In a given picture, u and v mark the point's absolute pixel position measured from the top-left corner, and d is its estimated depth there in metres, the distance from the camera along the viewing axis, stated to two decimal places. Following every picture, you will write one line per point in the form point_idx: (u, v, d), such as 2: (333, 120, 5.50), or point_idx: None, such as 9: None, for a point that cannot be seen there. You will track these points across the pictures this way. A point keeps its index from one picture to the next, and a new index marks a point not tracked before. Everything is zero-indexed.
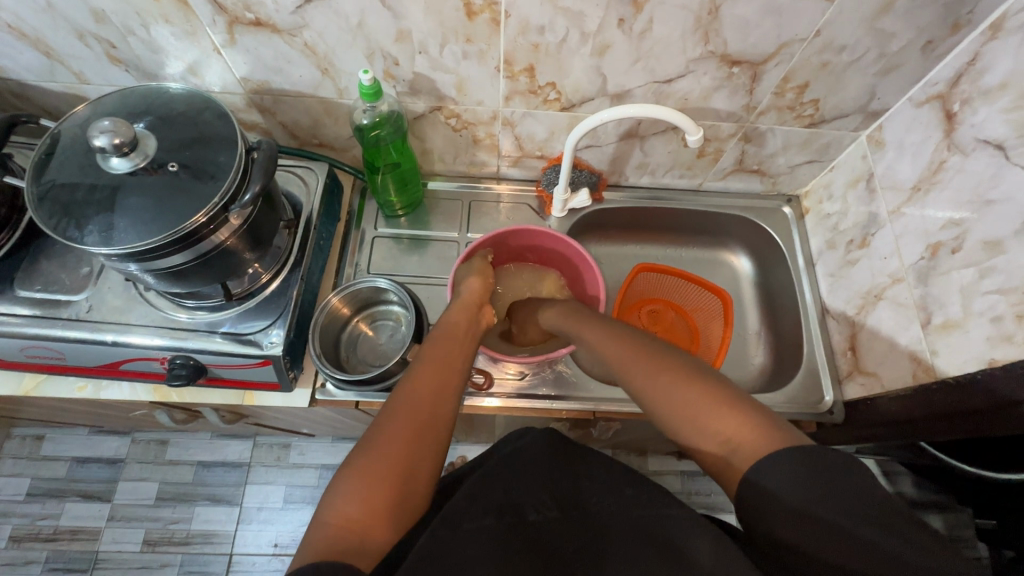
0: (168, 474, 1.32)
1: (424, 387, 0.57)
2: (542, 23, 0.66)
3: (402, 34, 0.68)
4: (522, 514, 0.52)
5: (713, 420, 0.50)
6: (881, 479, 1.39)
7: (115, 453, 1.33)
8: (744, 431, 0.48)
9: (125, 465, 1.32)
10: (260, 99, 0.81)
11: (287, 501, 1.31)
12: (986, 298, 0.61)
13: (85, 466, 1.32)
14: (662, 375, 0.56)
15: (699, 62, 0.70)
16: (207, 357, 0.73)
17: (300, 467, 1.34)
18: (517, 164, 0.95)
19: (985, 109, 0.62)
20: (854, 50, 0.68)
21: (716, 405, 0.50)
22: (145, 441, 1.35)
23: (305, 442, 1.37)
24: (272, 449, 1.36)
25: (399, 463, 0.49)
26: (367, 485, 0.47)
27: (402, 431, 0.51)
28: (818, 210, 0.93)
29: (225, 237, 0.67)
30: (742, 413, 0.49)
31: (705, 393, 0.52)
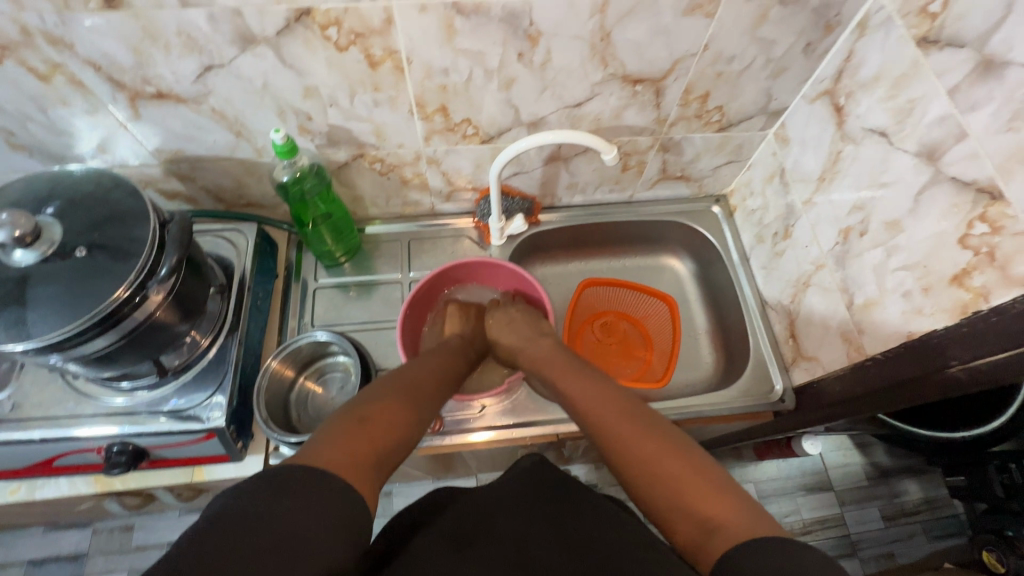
0: (135, 562, 1.25)
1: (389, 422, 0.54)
2: (445, 65, 0.67)
3: (309, 90, 0.68)
4: (524, 546, 0.49)
5: (688, 490, 0.49)
6: (855, 453, 1.43)
7: (74, 548, 1.25)
8: (725, 513, 0.46)
9: (86, 559, 1.25)
10: (178, 167, 0.80)
11: None
12: (896, 275, 0.64)
13: (43, 567, 1.23)
14: (645, 442, 0.55)
15: (602, 84, 0.73)
16: (146, 439, 0.70)
17: None
18: (451, 198, 0.96)
19: (866, 100, 0.66)
20: (742, 59, 0.72)
21: (698, 483, 0.49)
22: (106, 530, 1.27)
23: None
24: None
25: (376, 443, 0.51)
26: (359, 439, 0.50)
27: (364, 444, 0.49)
28: (744, 207, 0.97)
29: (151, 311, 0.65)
30: (722, 491, 0.48)
31: (686, 463, 0.51)
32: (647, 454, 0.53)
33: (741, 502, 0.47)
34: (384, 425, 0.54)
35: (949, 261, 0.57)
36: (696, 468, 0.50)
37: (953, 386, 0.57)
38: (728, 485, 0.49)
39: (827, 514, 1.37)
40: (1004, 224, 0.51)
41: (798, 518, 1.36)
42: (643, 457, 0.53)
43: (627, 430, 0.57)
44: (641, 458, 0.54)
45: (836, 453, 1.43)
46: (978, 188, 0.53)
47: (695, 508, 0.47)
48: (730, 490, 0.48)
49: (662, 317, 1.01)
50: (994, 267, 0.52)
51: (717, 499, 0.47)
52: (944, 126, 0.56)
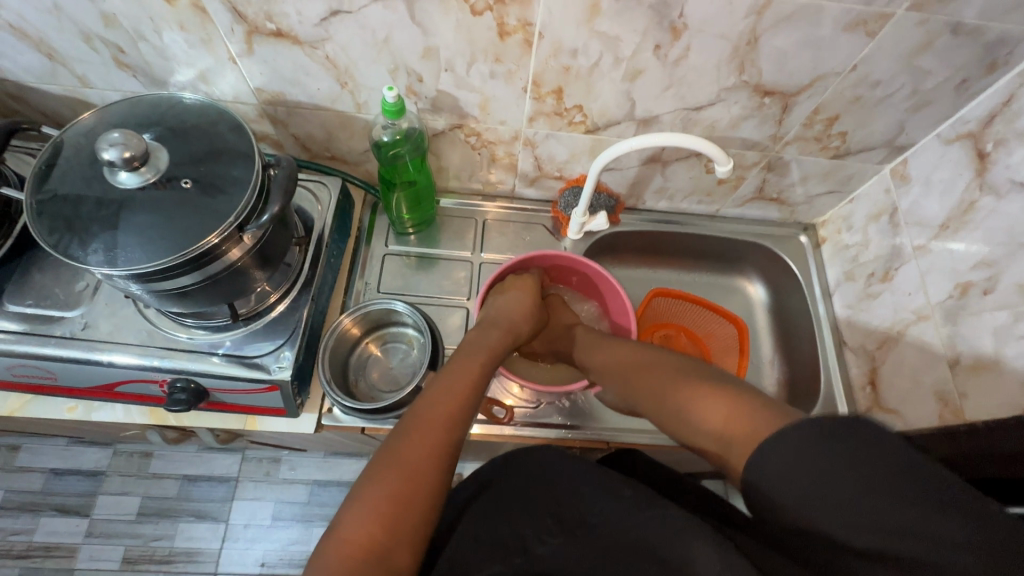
0: (151, 488, 1.26)
1: (426, 424, 0.54)
2: (576, 46, 0.64)
3: (429, 52, 0.65)
4: (530, 548, 0.53)
5: (713, 417, 0.48)
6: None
7: (95, 465, 1.27)
8: (738, 420, 0.46)
9: (105, 478, 1.26)
10: (273, 110, 0.78)
11: (275, 518, 1.26)
12: (1022, 343, 0.60)
13: (63, 478, 1.26)
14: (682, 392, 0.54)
15: (731, 91, 0.69)
16: (210, 381, 0.70)
17: (290, 482, 1.29)
18: (534, 184, 0.92)
19: (1022, 150, 0.61)
20: (887, 85, 0.67)
21: (725, 403, 0.48)
22: (127, 453, 1.29)
23: (296, 457, 1.32)
24: (261, 464, 1.31)
25: (407, 475, 0.50)
26: (381, 492, 0.48)
27: (393, 482, 0.49)
28: (836, 241, 0.93)
29: (237, 257, 0.63)
30: (747, 404, 0.47)
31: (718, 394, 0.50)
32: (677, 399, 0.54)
33: (758, 409, 0.46)
34: (415, 437, 0.53)
35: None
36: (716, 391, 0.51)
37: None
38: (742, 393, 0.49)
39: None
40: None
41: None
42: (678, 407, 0.53)
43: (666, 385, 0.57)
44: (676, 407, 0.54)
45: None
46: None
47: (721, 429, 0.47)
48: (743, 397, 0.48)
49: (727, 340, 0.97)
50: None
51: (729, 408, 0.48)
52: None
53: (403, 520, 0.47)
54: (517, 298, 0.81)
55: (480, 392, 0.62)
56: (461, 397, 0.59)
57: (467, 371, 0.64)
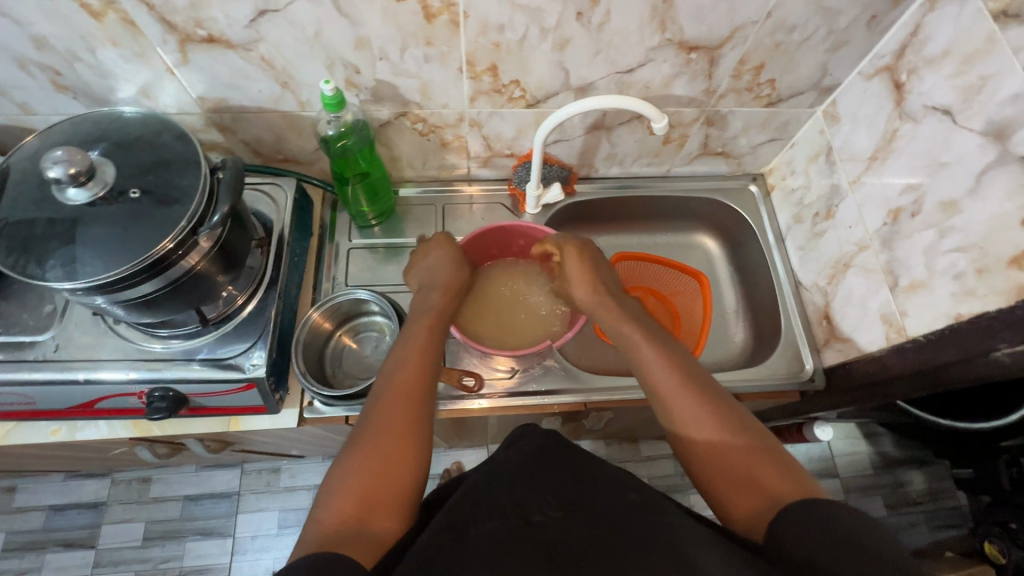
0: (154, 512, 1.28)
1: (394, 412, 0.60)
2: (501, 22, 0.66)
3: (361, 42, 0.67)
4: (527, 514, 0.52)
5: (719, 446, 0.55)
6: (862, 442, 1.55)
7: (95, 496, 1.28)
8: (778, 482, 0.51)
9: (107, 508, 1.28)
10: (219, 117, 0.79)
11: (281, 526, 1.29)
12: (948, 257, 0.63)
13: (64, 513, 1.26)
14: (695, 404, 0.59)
15: (658, 50, 0.71)
16: (188, 386, 0.71)
17: (292, 490, 1.32)
18: (488, 164, 0.95)
19: (931, 77, 0.65)
20: (803, 29, 0.70)
21: (735, 445, 0.55)
22: (126, 480, 1.30)
23: (295, 464, 1.34)
24: (261, 475, 1.33)
25: (397, 464, 0.56)
26: (365, 481, 0.54)
27: (383, 476, 0.55)
28: (783, 186, 0.96)
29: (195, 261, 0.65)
30: (778, 467, 0.52)
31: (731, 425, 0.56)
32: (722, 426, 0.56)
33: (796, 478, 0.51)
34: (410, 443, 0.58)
35: (1009, 243, 0.56)
36: (759, 445, 0.54)
37: (982, 374, 0.61)
38: (784, 459, 0.53)
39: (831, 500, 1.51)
40: None
41: None
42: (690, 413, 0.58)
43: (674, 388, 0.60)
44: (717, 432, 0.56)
45: (843, 441, 1.56)
46: None
47: (734, 465, 0.53)
48: (784, 463, 0.53)
49: (692, 294, 1.01)
50: None
51: (779, 473, 0.52)
52: (1016, 104, 0.54)
53: (386, 498, 0.54)
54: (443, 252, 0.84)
55: (434, 372, 0.67)
56: (421, 381, 0.64)
57: (417, 352, 0.68)
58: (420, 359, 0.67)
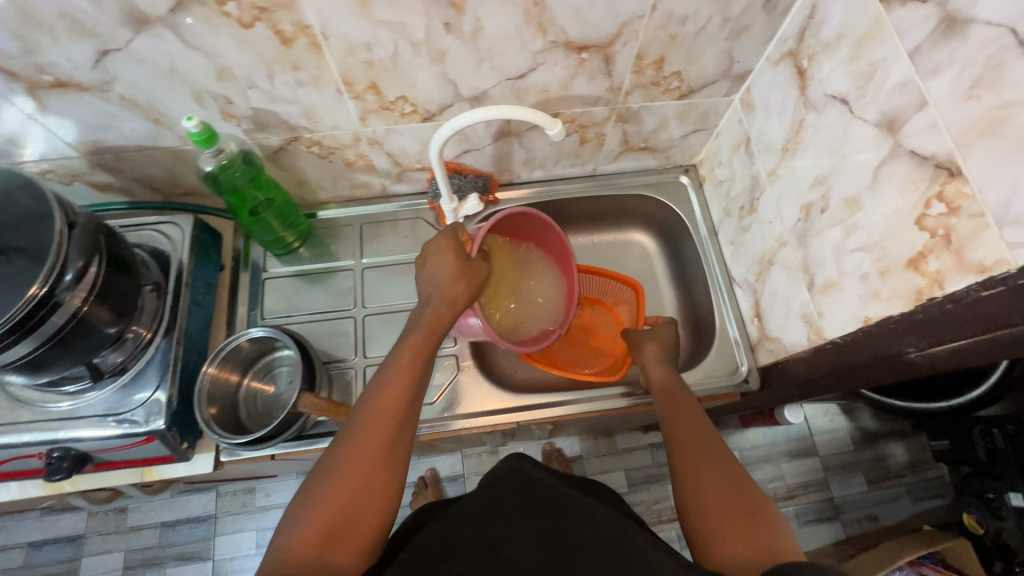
0: (132, 541, 1.28)
1: (373, 435, 0.55)
2: (366, 40, 0.61)
3: (222, 73, 0.63)
4: (499, 547, 0.51)
5: (717, 503, 0.57)
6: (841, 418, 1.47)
7: (72, 530, 1.28)
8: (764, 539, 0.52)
9: (85, 540, 1.28)
10: (101, 158, 0.75)
11: (260, 545, 1.29)
12: (854, 256, 0.59)
13: (42, 549, 1.27)
14: (699, 463, 0.62)
15: (544, 53, 0.67)
16: (88, 443, 0.69)
17: (267, 509, 1.31)
18: (402, 179, 0.91)
19: (828, 63, 0.60)
20: (696, 19, 0.65)
21: (733, 497, 0.57)
22: (102, 512, 1.29)
23: (270, 482, 1.33)
24: (236, 496, 1.32)
25: (367, 490, 0.52)
26: (331, 504, 0.51)
27: (354, 504, 0.52)
28: (712, 178, 0.92)
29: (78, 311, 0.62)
30: (765, 521, 0.54)
31: (732, 482, 0.59)
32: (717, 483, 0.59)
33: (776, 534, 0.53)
34: (387, 468, 0.54)
35: (906, 243, 0.52)
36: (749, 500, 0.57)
37: (910, 369, 0.58)
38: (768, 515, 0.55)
39: (811, 479, 1.43)
40: (962, 204, 0.45)
41: None
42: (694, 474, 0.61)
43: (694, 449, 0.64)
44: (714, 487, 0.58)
45: (822, 419, 1.47)
46: (937, 163, 0.47)
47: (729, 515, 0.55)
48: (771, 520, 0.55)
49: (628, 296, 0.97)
50: (950, 252, 0.47)
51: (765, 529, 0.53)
52: (904, 93, 0.50)
53: (356, 526, 0.51)
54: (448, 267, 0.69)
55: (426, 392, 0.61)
56: (403, 401, 0.58)
57: (404, 368, 0.60)
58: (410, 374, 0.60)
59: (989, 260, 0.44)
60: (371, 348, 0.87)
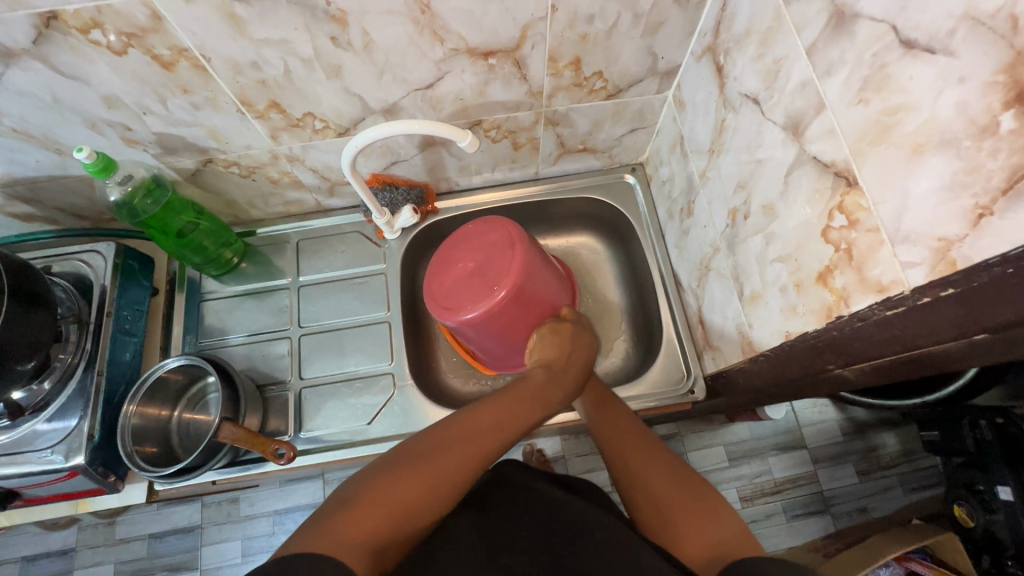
0: (121, 553, 1.29)
1: (477, 437, 0.51)
2: (252, 59, 0.59)
3: (111, 100, 0.61)
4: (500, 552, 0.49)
5: (657, 486, 0.53)
6: (832, 408, 1.35)
7: (63, 544, 1.30)
8: (721, 525, 0.48)
9: (76, 553, 1.29)
10: (16, 190, 0.74)
11: (246, 554, 1.30)
12: (774, 267, 0.55)
13: (35, 563, 1.29)
14: (645, 459, 0.56)
15: (448, 61, 0.64)
16: (11, 481, 0.69)
17: (252, 518, 1.32)
18: (335, 192, 0.88)
19: (740, 59, 0.56)
20: (604, 16, 0.61)
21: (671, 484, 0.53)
22: (91, 525, 1.31)
23: (253, 492, 1.34)
24: (221, 506, 1.33)
25: (448, 483, 0.47)
26: (417, 485, 0.45)
27: (433, 484, 0.46)
28: (657, 177, 0.88)
29: None
30: (709, 506, 0.49)
31: (668, 470, 0.54)
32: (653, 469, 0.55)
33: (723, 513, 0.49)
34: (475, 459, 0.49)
35: (815, 256, 0.48)
36: (683, 485, 0.52)
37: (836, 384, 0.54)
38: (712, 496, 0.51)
39: (799, 473, 1.31)
40: (860, 217, 0.42)
41: (769, 479, 1.30)
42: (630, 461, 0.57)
43: (634, 447, 0.58)
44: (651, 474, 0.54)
45: (813, 410, 1.35)
46: (835, 172, 0.43)
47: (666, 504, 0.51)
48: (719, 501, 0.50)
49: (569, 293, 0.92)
50: (852, 268, 0.43)
51: (716, 514, 0.49)
52: (804, 94, 0.46)
53: (428, 513, 0.45)
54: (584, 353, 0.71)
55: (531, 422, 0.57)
56: (504, 432, 0.54)
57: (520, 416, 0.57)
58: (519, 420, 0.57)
59: (885, 279, 0.40)
60: (307, 368, 0.85)
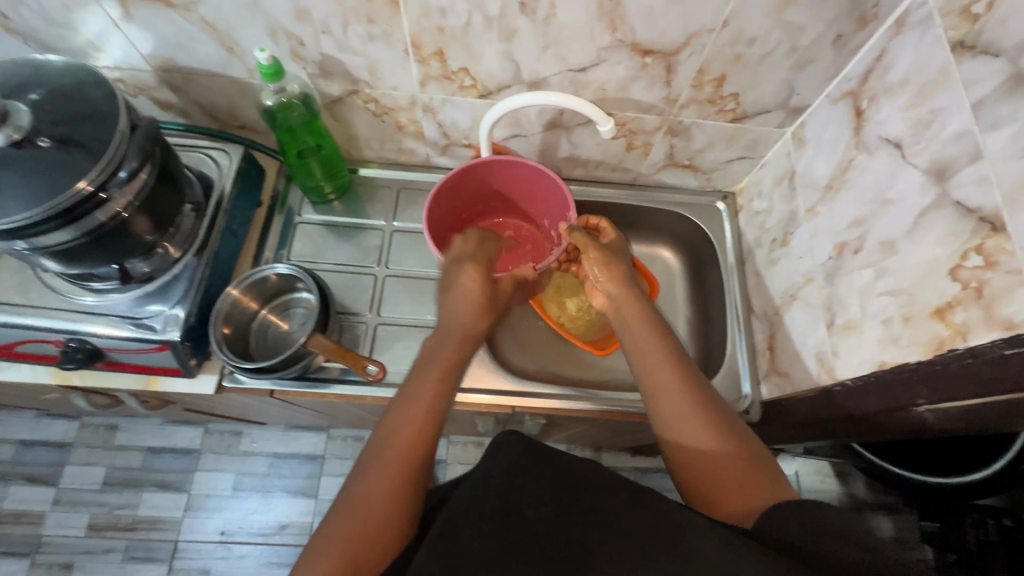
0: (116, 459, 1.30)
1: (391, 450, 0.56)
2: (442, 6, 0.64)
3: (301, 13, 0.66)
4: (517, 510, 0.48)
5: (703, 454, 0.54)
6: (835, 480, 1.32)
7: (62, 437, 1.31)
8: (761, 490, 0.51)
9: (72, 449, 1.30)
10: (170, 77, 0.79)
11: (236, 489, 1.30)
12: (880, 300, 0.59)
13: (31, 449, 1.29)
14: (679, 424, 0.56)
15: (610, 50, 0.68)
16: (103, 341, 0.72)
17: (250, 454, 1.32)
18: (447, 152, 0.93)
19: (888, 106, 0.60)
20: (765, 42, 0.66)
21: (708, 442, 0.54)
22: (94, 425, 1.32)
23: (257, 429, 1.35)
24: (223, 436, 1.34)
25: (380, 496, 0.52)
26: (349, 526, 0.51)
27: (365, 513, 0.51)
28: (750, 208, 0.93)
29: (121, 211, 0.64)
30: (754, 470, 0.52)
31: (711, 436, 0.55)
32: (691, 430, 0.55)
33: (757, 483, 0.51)
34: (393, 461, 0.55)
35: (935, 292, 0.52)
36: (724, 450, 0.54)
37: (915, 424, 0.56)
38: (751, 460, 0.53)
39: None
40: (1000, 259, 0.46)
41: None
42: (668, 423, 0.57)
43: (679, 416, 0.57)
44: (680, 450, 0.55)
45: (814, 477, 1.33)
46: (981, 217, 0.48)
47: (709, 471, 0.53)
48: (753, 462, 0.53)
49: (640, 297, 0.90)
50: (979, 305, 0.47)
51: (754, 485, 0.51)
52: (959, 143, 0.50)
53: (384, 526, 0.51)
54: (473, 292, 0.69)
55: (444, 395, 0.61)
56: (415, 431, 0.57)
57: (416, 399, 0.60)
58: (413, 401, 0.60)
59: (1017, 317, 0.44)
60: (385, 308, 0.89)
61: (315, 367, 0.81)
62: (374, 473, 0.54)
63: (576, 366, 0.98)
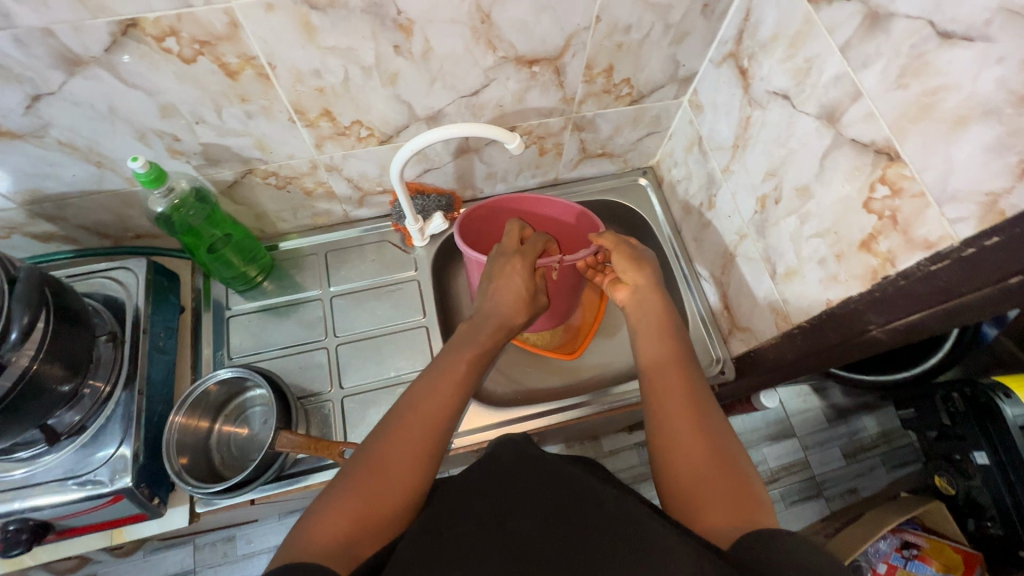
0: None
1: (408, 429, 0.54)
2: (315, 67, 0.61)
3: (167, 110, 0.61)
4: (506, 517, 0.45)
5: (699, 454, 0.51)
6: (814, 397, 1.38)
7: None
8: (750, 506, 0.46)
9: None
10: (42, 208, 0.72)
11: None
12: (811, 243, 0.62)
13: None
14: (681, 423, 0.55)
15: (496, 69, 0.68)
16: (45, 512, 0.65)
17: (251, 556, 1.21)
18: (364, 203, 0.90)
19: (767, 61, 0.63)
20: (640, 27, 0.67)
21: (705, 451, 0.52)
22: None
23: (251, 527, 1.24)
24: (215, 546, 1.22)
25: (389, 475, 0.50)
26: (361, 494, 0.48)
27: (377, 487, 0.49)
28: (670, 178, 0.95)
29: (27, 370, 0.57)
30: (742, 485, 0.48)
31: (707, 443, 0.52)
32: (691, 434, 0.53)
33: (748, 499, 0.47)
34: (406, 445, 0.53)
35: (857, 226, 0.55)
36: (717, 460, 0.51)
37: (874, 345, 0.59)
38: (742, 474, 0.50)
39: (793, 460, 1.33)
40: (904, 185, 0.48)
41: (765, 468, 1.31)
42: (670, 421, 0.56)
43: (674, 401, 0.57)
44: (675, 448, 0.53)
45: (796, 399, 1.38)
46: (876, 149, 0.50)
47: (697, 478, 0.50)
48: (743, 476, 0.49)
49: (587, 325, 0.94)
50: (897, 231, 0.50)
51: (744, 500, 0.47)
52: (839, 85, 0.53)
53: (387, 516, 0.48)
54: (516, 287, 0.72)
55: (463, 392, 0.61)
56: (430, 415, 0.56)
57: (452, 375, 0.61)
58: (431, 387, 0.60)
59: (934, 236, 0.46)
60: (345, 377, 0.85)
61: (290, 463, 0.76)
62: (401, 435, 0.54)
63: (553, 375, 0.97)
